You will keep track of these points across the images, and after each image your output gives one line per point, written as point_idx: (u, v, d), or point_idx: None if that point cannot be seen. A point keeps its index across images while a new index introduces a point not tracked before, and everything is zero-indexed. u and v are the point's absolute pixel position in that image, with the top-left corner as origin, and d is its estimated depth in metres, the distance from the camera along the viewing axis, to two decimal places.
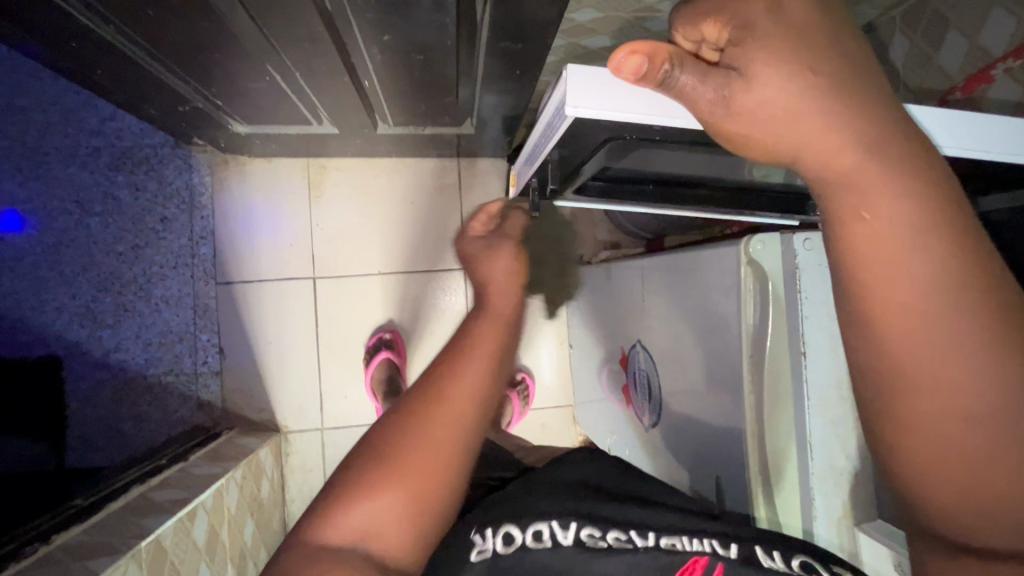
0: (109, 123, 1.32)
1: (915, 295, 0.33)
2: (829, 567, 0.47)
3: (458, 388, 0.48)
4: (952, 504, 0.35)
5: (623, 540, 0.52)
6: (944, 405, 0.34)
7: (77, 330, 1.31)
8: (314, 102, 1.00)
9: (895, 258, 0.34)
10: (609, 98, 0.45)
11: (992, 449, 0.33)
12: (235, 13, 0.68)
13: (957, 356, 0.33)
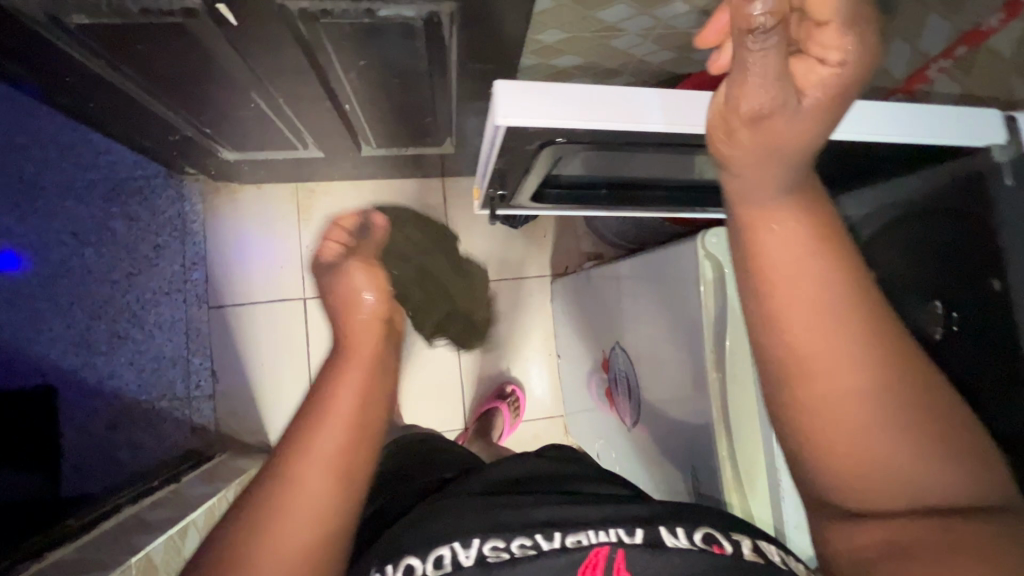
0: (104, 156, 1.37)
1: (802, 299, 0.42)
2: (728, 536, 0.50)
3: (328, 428, 0.50)
4: (841, 485, 0.41)
5: (527, 547, 0.50)
6: (833, 391, 0.41)
7: (72, 359, 1.33)
8: (300, 127, 1.04)
9: (769, 273, 0.43)
10: (534, 107, 0.51)
11: (869, 430, 0.40)
12: (220, 44, 0.73)
13: (840, 349, 0.41)
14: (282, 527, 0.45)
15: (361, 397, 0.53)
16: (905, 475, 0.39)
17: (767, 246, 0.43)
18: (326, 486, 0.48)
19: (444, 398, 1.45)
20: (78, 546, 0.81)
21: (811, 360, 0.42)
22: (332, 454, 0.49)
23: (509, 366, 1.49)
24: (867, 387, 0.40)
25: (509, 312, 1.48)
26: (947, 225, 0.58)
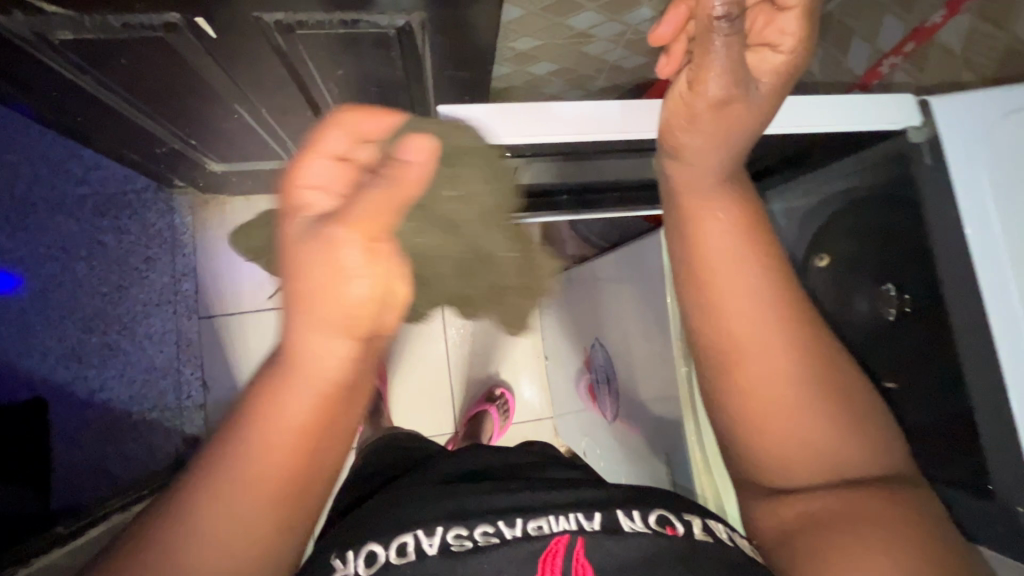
0: (93, 172, 1.39)
1: (743, 301, 0.49)
2: (680, 517, 0.53)
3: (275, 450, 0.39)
4: (772, 452, 0.48)
5: (490, 534, 0.52)
6: (769, 369, 0.47)
7: (63, 372, 1.34)
8: (284, 138, 1.07)
9: (712, 275, 0.50)
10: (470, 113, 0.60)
11: (795, 403, 0.47)
12: (201, 58, 0.75)
13: (768, 328, 0.48)
14: (203, 533, 0.37)
15: (325, 398, 0.40)
16: (826, 450, 0.47)
17: (714, 254, 0.50)
18: (263, 499, 0.38)
19: (433, 403, 1.47)
20: (67, 553, 0.82)
21: (749, 353, 0.48)
22: (270, 473, 0.38)
23: (498, 368, 1.51)
24: (796, 380, 0.47)
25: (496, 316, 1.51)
26: (888, 209, 0.62)
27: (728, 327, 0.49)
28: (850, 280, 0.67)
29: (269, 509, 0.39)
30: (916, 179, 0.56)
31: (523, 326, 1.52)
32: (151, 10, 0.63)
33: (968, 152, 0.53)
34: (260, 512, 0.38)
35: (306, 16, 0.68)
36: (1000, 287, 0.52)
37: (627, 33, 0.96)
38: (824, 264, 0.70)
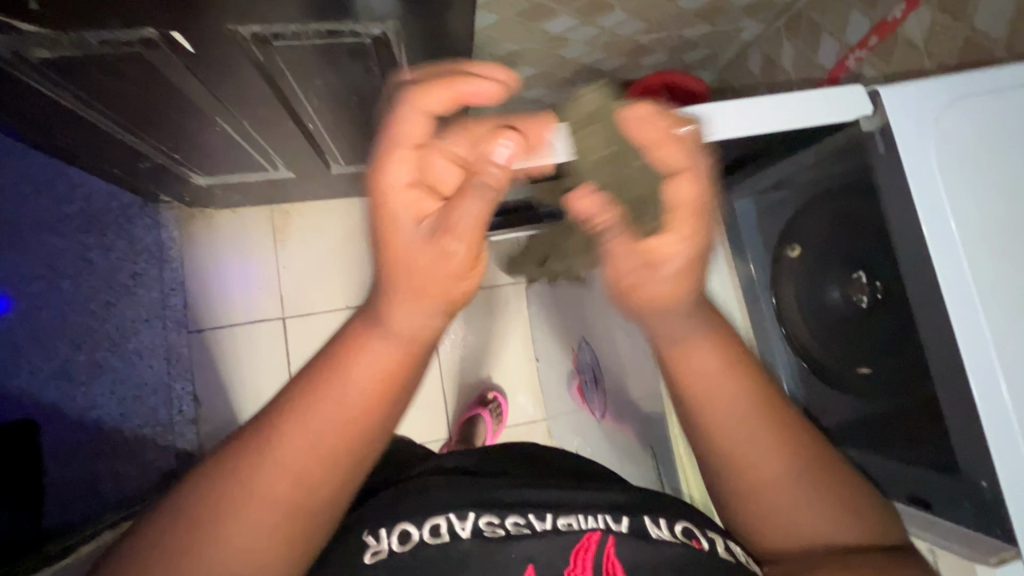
0: (78, 189, 1.39)
1: (724, 406, 0.50)
2: (704, 532, 0.54)
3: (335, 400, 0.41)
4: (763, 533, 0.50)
5: (522, 525, 0.53)
6: (744, 452, 0.49)
7: (53, 391, 1.33)
8: (267, 149, 1.07)
9: (689, 375, 0.50)
10: None
11: (776, 484, 0.49)
12: (180, 72, 0.76)
13: (738, 412, 0.50)
14: (254, 520, 0.39)
15: (383, 377, 0.42)
16: (813, 535, 0.48)
17: (698, 352, 0.50)
18: (307, 490, 0.40)
19: (427, 408, 1.47)
20: (57, 570, 0.81)
21: (735, 446, 0.50)
22: (325, 437, 0.41)
23: (491, 372, 1.51)
24: (777, 470, 0.49)
25: (485, 320, 1.51)
26: (850, 199, 0.63)
27: (712, 421, 0.50)
28: (820, 270, 0.69)
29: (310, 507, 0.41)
30: (873, 169, 0.56)
31: (514, 330, 1.53)
32: (127, 26, 0.64)
33: (923, 139, 0.54)
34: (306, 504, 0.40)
35: (282, 29, 0.69)
36: (957, 272, 0.52)
37: (603, 36, 0.98)
38: (796, 256, 0.73)
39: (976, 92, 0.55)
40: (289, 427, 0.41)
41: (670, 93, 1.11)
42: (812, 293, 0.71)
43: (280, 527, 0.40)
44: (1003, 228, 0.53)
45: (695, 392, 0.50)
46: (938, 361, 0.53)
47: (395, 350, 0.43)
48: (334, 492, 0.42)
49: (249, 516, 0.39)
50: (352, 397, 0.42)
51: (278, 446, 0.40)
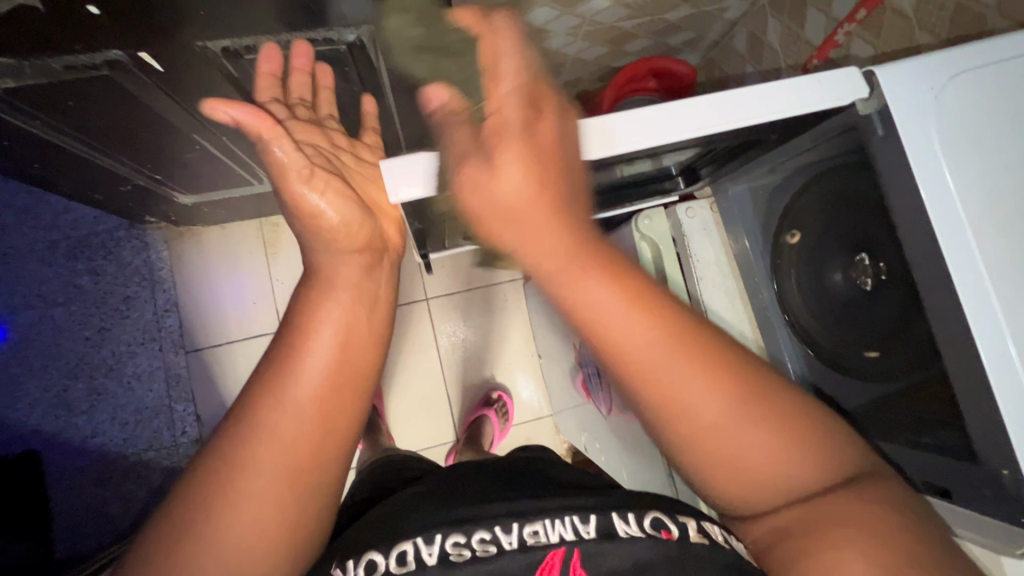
0: (62, 216, 1.37)
1: (641, 359, 0.47)
2: (674, 517, 0.50)
3: (300, 387, 0.47)
4: (734, 493, 0.48)
5: (488, 542, 0.49)
6: (698, 413, 0.47)
7: (53, 421, 1.32)
8: (248, 162, 1.05)
9: (611, 342, 0.47)
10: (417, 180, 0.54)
11: (734, 438, 0.47)
12: (154, 92, 0.74)
13: (672, 376, 0.47)
14: (243, 488, 0.44)
15: (335, 360, 0.49)
16: (766, 467, 0.47)
17: (605, 303, 0.47)
18: (287, 457, 0.45)
19: (433, 412, 1.46)
20: None
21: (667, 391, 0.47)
22: (297, 420, 0.46)
23: (494, 371, 1.50)
24: (725, 417, 0.47)
25: (484, 319, 1.50)
26: (854, 177, 0.62)
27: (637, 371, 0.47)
28: (823, 252, 0.67)
29: (296, 469, 0.46)
30: (870, 152, 0.55)
31: (513, 328, 1.51)
32: (91, 49, 0.62)
33: (921, 119, 0.52)
34: (293, 465, 0.45)
35: (252, 41, 0.67)
36: (964, 254, 0.50)
37: (584, 25, 0.96)
38: (795, 241, 0.70)
39: (977, 66, 0.54)
40: (261, 405, 0.46)
41: (658, 79, 1.10)
42: (813, 277, 0.69)
43: (271, 497, 0.44)
44: (1005, 204, 0.52)
45: (608, 346, 0.47)
46: (946, 341, 0.52)
47: (342, 320, 0.50)
48: (314, 453, 0.47)
49: (240, 488, 0.43)
50: (314, 370, 0.47)
51: (251, 430, 0.45)
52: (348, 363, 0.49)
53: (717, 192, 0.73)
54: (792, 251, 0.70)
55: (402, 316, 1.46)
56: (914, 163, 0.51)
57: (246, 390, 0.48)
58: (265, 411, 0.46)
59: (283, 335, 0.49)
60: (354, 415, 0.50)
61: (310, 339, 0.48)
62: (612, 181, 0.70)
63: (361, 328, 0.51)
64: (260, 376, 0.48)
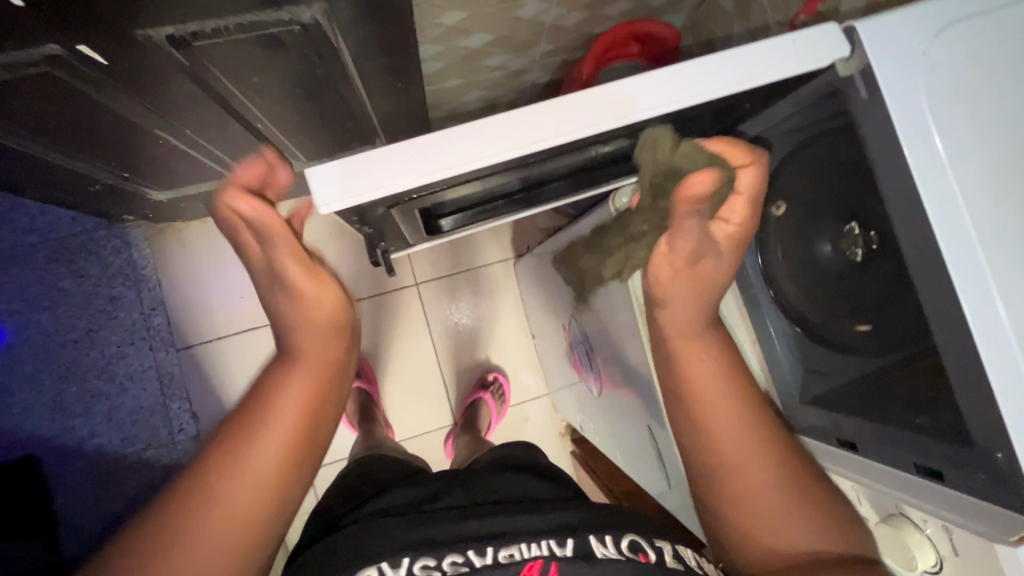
0: (39, 218, 1.33)
1: (714, 409, 0.60)
2: (651, 541, 0.53)
3: (275, 424, 0.56)
4: (764, 552, 0.55)
5: (460, 564, 0.50)
6: (744, 463, 0.58)
7: (50, 425, 1.32)
8: (218, 154, 1.01)
9: (691, 390, 0.61)
10: (355, 183, 0.45)
11: (771, 497, 0.56)
12: (104, 87, 0.71)
13: (734, 429, 0.59)
14: (196, 539, 0.50)
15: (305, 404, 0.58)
16: (794, 535, 0.55)
17: (700, 355, 0.62)
18: (240, 513, 0.52)
19: (428, 396, 1.45)
20: None
21: (722, 438, 0.59)
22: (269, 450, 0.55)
23: (489, 353, 1.49)
24: (768, 478, 0.57)
25: (476, 301, 1.48)
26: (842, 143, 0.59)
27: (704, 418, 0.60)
28: (811, 223, 0.64)
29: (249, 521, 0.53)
30: (856, 115, 0.51)
31: (507, 308, 1.49)
32: (27, 45, 0.58)
33: (910, 74, 0.48)
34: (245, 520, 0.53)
35: (199, 26, 0.63)
36: (956, 222, 0.48)
37: None
38: (781, 212, 0.64)
39: (971, 14, 0.50)
40: (241, 436, 0.55)
41: (640, 44, 1.04)
42: (802, 248, 0.65)
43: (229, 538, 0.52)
44: (1000, 163, 0.49)
45: (688, 391, 0.61)
46: (938, 312, 0.50)
47: (304, 396, 0.59)
48: (264, 511, 0.54)
49: (214, 503, 0.52)
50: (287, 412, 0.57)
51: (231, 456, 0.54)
52: (316, 405, 0.59)
53: None
54: (778, 223, 0.65)
55: (393, 302, 1.44)
56: (901, 125, 0.48)
57: (221, 438, 0.56)
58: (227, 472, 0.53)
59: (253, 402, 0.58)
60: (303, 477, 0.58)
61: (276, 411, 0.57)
62: (586, 159, 0.63)
63: (325, 384, 0.61)
64: (244, 411, 0.57)
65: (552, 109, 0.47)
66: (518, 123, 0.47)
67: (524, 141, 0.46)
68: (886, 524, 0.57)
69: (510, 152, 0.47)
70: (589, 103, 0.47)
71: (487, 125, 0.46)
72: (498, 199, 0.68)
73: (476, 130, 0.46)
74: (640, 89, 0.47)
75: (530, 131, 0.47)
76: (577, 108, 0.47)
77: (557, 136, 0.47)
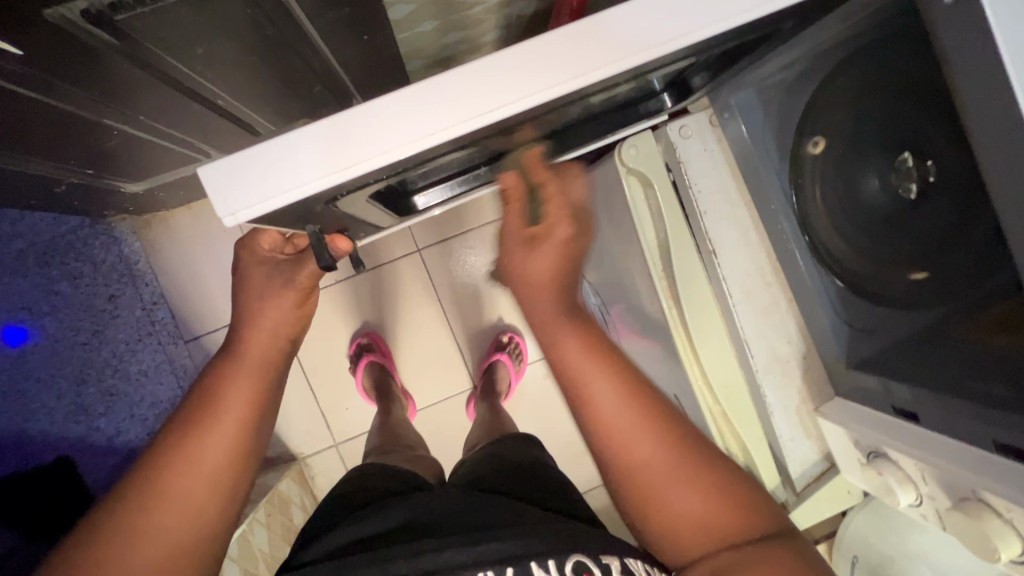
0: (20, 223, 1.25)
1: (592, 388, 0.52)
2: (598, 560, 0.49)
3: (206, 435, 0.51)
4: (685, 538, 0.50)
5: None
6: (636, 452, 0.52)
7: (75, 427, 1.32)
8: (181, 136, 0.92)
9: (569, 372, 0.53)
10: (267, 182, 0.38)
11: (680, 482, 0.51)
12: (31, 79, 0.62)
13: (615, 412, 0.52)
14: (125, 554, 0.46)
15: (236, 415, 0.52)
16: (710, 517, 0.50)
17: (567, 361, 0.53)
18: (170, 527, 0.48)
19: (444, 364, 1.43)
20: None
21: (624, 447, 0.52)
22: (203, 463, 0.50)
23: (501, 313, 1.44)
24: (668, 459, 0.52)
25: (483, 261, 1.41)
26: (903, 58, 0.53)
27: (604, 426, 0.52)
28: (855, 158, 0.59)
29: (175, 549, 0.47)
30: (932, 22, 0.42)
31: None
32: None
33: None
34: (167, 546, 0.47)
35: None
36: None
37: None
38: (818, 151, 0.60)
39: None
40: (165, 450, 0.50)
41: None
42: (845, 192, 0.60)
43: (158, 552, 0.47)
44: None
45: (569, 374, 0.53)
46: None
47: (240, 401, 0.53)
48: (202, 523, 0.50)
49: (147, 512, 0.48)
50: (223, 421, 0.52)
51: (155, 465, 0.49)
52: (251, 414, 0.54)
53: (716, 104, 0.63)
54: (815, 161, 0.61)
55: (396, 272, 1.39)
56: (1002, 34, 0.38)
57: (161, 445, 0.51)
58: (149, 496, 0.48)
59: (179, 417, 0.52)
60: (234, 497, 0.53)
61: (201, 425, 0.51)
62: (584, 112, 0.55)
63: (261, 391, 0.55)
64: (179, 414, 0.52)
65: (500, 66, 0.37)
66: (454, 90, 0.37)
67: (465, 113, 0.37)
68: (960, 510, 0.51)
69: (446, 129, 0.38)
70: (550, 52, 0.37)
71: (414, 95, 0.37)
72: (482, 163, 0.60)
73: (398, 103, 0.37)
74: (620, 26, 0.37)
75: (469, 100, 0.37)
76: (530, 64, 0.37)
77: (508, 102, 0.38)
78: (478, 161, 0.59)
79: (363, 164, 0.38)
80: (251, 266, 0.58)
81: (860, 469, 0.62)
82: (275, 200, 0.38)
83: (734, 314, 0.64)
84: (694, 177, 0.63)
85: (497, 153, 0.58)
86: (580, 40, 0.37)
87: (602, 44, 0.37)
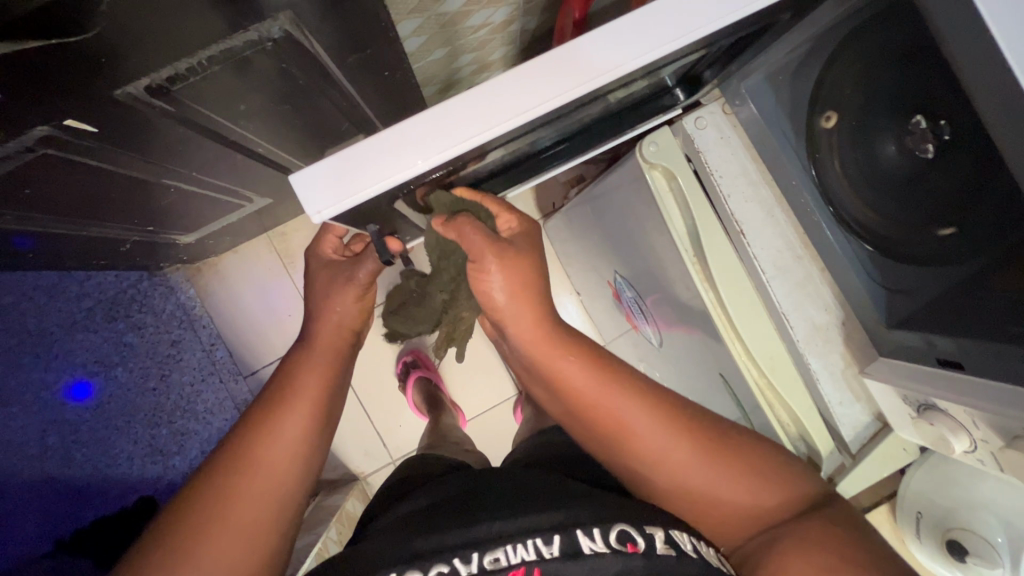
0: (88, 282, 1.33)
1: (586, 391, 0.58)
2: (641, 530, 0.51)
3: (284, 427, 0.53)
4: (723, 527, 0.55)
5: (522, 552, 0.50)
6: (653, 456, 0.56)
7: (153, 467, 1.38)
8: (225, 187, 1.00)
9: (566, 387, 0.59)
10: (344, 182, 0.42)
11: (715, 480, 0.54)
12: (104, 151, 0.70)
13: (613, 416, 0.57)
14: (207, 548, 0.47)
15: (307, 419, 0.55)
16: (749, 502, 0.54)
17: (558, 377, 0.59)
18: (248, 527, 0.49)
19: (486, 372, 1.47)
20: None
21: (644, 446, 0.56)
22: (279, 454, 0.53)
23: None
24: (685, 452, 0.55)
25: None
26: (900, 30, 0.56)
27: (606, 418, 0.57)
28: (870, 126, 0.62)
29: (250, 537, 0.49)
30: None
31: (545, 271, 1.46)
32: (20, 133, 0.57)
33: None
34: (245, 531, 0.49)
35: (172, 70, 0.60)
36: None
37: None
38: (831, 125, 0.65)
39: None
40: (246, 438, 0.53)
41: None
42: (861, 155, 0.64)
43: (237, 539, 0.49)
44: None
45: (568, 390, 0.59)
46: None
47: (309, 399, 0.55)
48: (269, 517, 0.51)
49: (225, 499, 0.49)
50: (294, 423, 0.54)
51: (232, 451, 0.52)
52: (322, 412, 0.56)
53: (728, 93, 0.68)
54: (830, 136, 0.65)
55: None
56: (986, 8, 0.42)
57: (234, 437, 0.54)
58: (234, 479, 0.50)
59: (251, 417, 0.55)
60: (305, 487, 0.55)
61: (280, 411, 0.54)
62: (608, 109, 0.59)
63: (332, 397, 0.59)
64: (253, 408, 0.55)
65: (535, 71, 0.41)
66: (497, 94, 0.42)
67: (508, 114, 0.41)
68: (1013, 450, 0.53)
69: (490, 129, 0.42)
70: (573, 58, 0.41)
71: (463, 101, 0.42)
72: (510, 167, 0.65)
73: (454, 108, 0.42)
74: (631, 29, 0.41)
75: (512, 103, 0.42)
76: (559, 68, 0.41)
77: (541, 102, 0.42)
78: (508, 164, 0.63)
79: (422, 163, 0.42)
80: (317, 270, 0.64)
81: (913, 426, 0.62)
82: (350, 197, 0.43)
83: (769, 289, 0.66)
84: (713, 163, 0.66)
85: (523, 155, 0.62)
86: (598, 45, 0.41)
87: (619, 45, 0.41)
